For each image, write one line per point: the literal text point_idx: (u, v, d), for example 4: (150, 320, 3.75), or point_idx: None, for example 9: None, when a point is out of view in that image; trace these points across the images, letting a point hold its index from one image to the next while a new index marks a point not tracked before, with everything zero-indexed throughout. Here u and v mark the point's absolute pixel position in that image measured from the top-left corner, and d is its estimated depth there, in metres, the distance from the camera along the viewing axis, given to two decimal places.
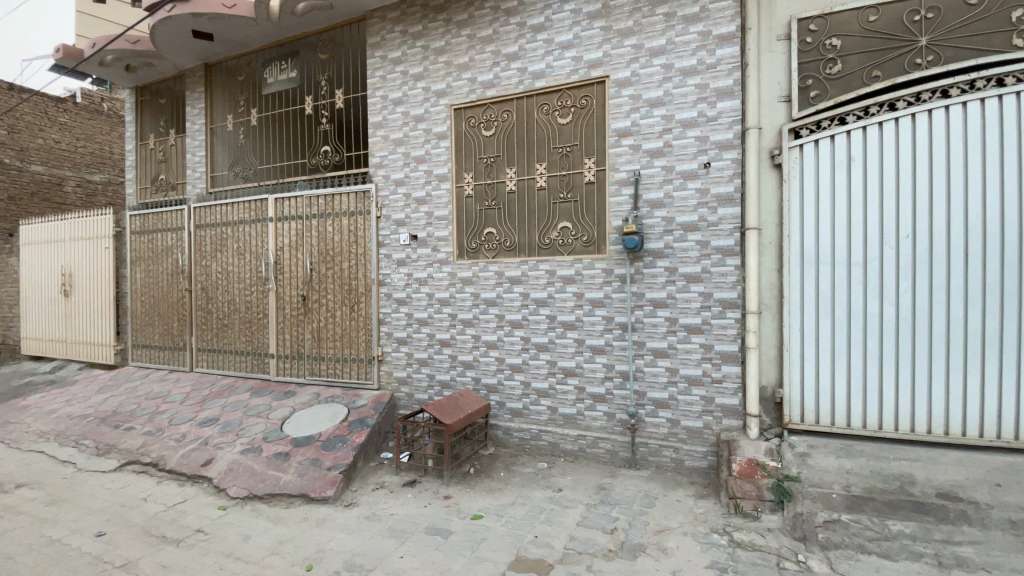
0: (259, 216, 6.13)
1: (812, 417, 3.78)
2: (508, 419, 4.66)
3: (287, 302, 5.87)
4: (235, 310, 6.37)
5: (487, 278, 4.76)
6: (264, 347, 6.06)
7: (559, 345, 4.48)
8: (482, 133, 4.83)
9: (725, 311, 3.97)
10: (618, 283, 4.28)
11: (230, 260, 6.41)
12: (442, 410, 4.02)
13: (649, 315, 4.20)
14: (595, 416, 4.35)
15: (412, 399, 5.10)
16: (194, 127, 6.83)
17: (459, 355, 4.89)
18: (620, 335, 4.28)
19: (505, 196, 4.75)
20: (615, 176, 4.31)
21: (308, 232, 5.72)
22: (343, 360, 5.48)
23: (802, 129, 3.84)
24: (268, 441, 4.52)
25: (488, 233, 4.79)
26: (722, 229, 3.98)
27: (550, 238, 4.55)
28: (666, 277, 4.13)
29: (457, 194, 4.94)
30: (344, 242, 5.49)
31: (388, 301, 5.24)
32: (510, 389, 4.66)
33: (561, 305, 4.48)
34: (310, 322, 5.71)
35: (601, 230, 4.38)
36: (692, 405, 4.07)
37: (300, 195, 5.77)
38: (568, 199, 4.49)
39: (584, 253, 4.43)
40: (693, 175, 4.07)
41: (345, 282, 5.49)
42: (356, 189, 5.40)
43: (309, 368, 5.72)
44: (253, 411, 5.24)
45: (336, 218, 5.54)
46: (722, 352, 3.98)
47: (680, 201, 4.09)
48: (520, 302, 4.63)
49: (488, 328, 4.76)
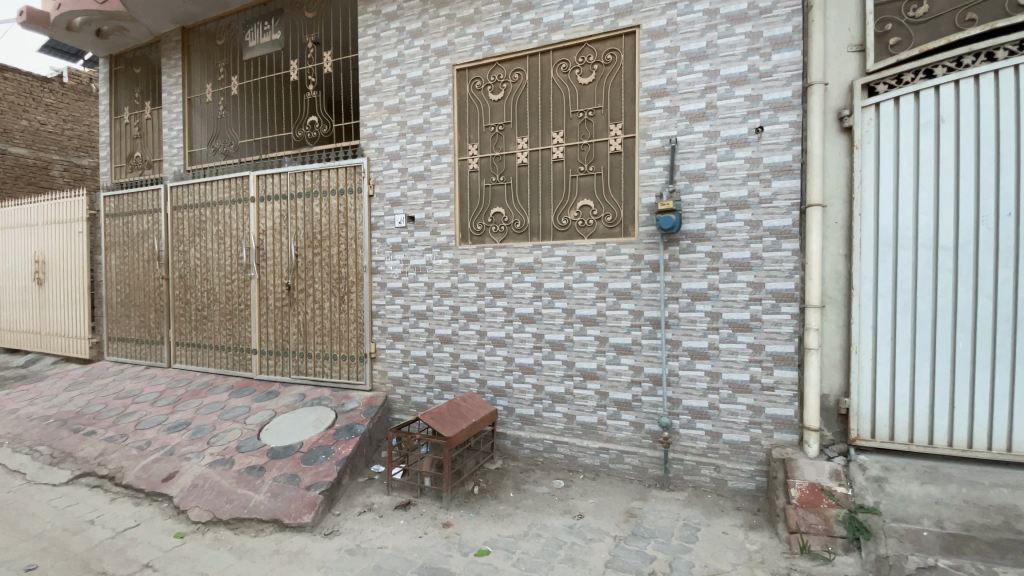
0: (240, 196, 5.50)
1: (886, 433, 3.14)
2: (518, 428, 4.04)
3: (269, 292, 5.24)
4: (215, 300, 5.76)
5: (494, 266, 4.12)
6: (246, 342, 5.45)
7: (578, 344, 3.85)
8: (490, 98, 4.17)
9: (779, 305, 3.33)
10: (649, 271, 3.63)
11: (210, 244, 5.79)
12: (440, 418, 3.36)
13: (686, 309, 3.55)
14: (620, 426, 3.73)
15: (409, 403, 4.49)
16: (171, 99, 6.18)
17: (462, 354, 4.27)
18: (650, 333, 3.64)
19: (515, 170, 4.09)
20: (646, 144, 3.64)
21: (293, 213, 5.08)
22: (331, 357, 4.86)
23: (878, 84, 3.18)
24: (243, 451, 3.93)
25: (496, 213, 4.14)
26: (777, 206, 3.33)
27: (568, 219, 3.90)
28: (708, 265, 3.49)
29: (459, 169, 4.29)
30: (333, 225, 4.85)
31: (382, 291, 4.61)
32: (520, 394, 4.04)
33: (581, 297, 3.84)
34: (295, 315, 5.08)
35: (629, 209, 3.72)
36: (737, 416, 3.44)
37: (284, 172, 5.13)
38: (590, 172, 3.82)
39: (608, 236, 3.78)
40: (741, 142, 3.41)
41: (333, 270, 4.85)
42: (345, 163, 4.75)
43: (294, 366, 5.10)
44: (229, 414, 4.64)
45: (324, 197, 4.90)
46: (775, 354, 3.35)
47: (725, 174, 3.44)
48: (532, 294, 3.99)
49: (495, 324, 4.13)
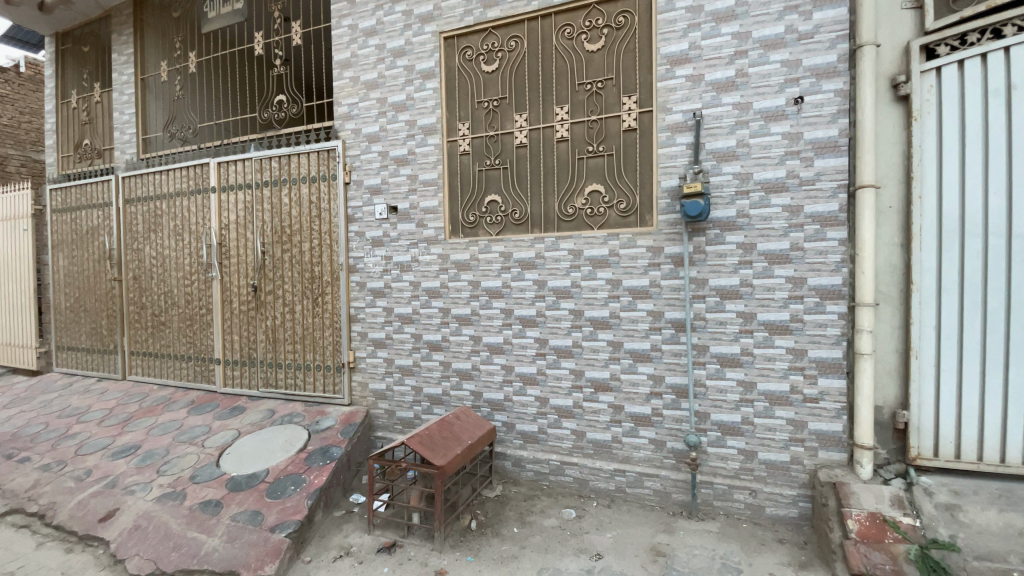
0: (200, 186, 4.89)
1: (951, 451, 2.71)
2: (519, 447, 3.53)
3: (234, 295, 4.65)
4: (173, 305, 5.13)
5: (490, 262, 3.59)
6: (208, 352, 4.85)
7: (588, 351, 3.35)
8: (482, 69, 3.64)
9: (824, 303, 2.88)
10: (670, 266, 3.14)
11: (167, 241, 5.17)
12: (428, 443, 2.83)
13: (714, 309, 3.07)
14: (638, 445, 3.24)
15: (393, 418, 3.95)
16: (122, 79, 5.51)
17: (453, 363, 3.74)
18: (672, 337, 3.15)
19: (512, 152, 3.56)
20: (665, 119, 3.14)
21: (258, 204, 4.48)
22: (305, 368, 4.29)
23: (939, 45, 2.73)
24: (199, 482, 3.35)
25: (491, 202, 3.62)
26: (821, 188, 2.87)
27: (575, 207, 3.38)
28: (740, 257, 3.01)
29: (448, 151, 3.74)
30: (304, 217, 4.27)
31: (361, 292, 4.05)
32: (521, 408, 3.53)
33: (591, 297, 3.34)
34: (263, 320, 4.50)
35: (646, 195, 3.22)
36: (776, 433, 2.98)
37: (249, 158, 4.54)
38: (600, 153, 3.31)
39: (622, 226, 3.27)
40: (778, 115, 2.94)
41: (305, 269, 4.27)
42: (317, 147, 4.17)
43: (262, 377, 4.51)
44: (186, 435, 4.05)
45: (293, 186, 4.32)
46: (819, 360, 2.90)
47: (759, 152, 2.97)
48: (534, 293, 3.48)
49: (491, 329, 3.61)
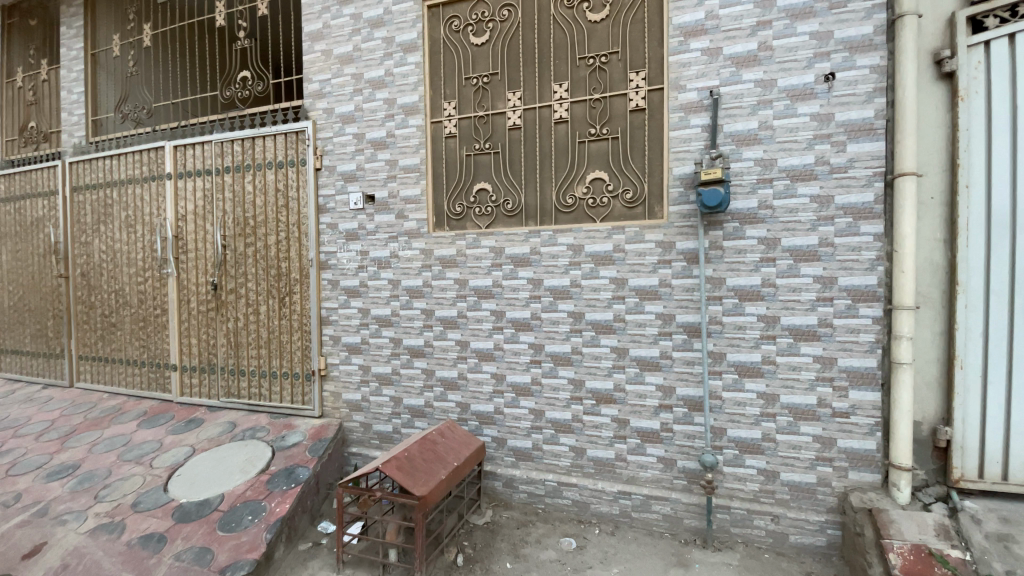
0: (155, 172, 4.40)
1: (998, 472, 2.42)
2: (511, 466, 3.15)
3: (191, 293, 4.18)
4: (125, 304, 4.63)
5: (479, 258, 3.20)
6: (164, 357, 4.37)
7: (589, 358, 2.98)
8: (471, 42, 3.24)
9: (856, 306, 2.56)
10: (683, 263, 2.78)
11: (119, 234, 4.66)
12: (408, 468, 2.44)
13: (732, 312, 2.73)
14: (645, 464, 2.89)
15: (369, 433, 3.54)
16: (71, 54, 4.98)
17: (437, 371, 3.34)
18: (684, 344, 2.80)
19: (505, 135, 3.17)
20: (677, 97, 2.79)
21: (218, 192, 4.02)
22: (271, 375, 3.85)
23: (987, 16, 2.42)
24: (141, 511, 2.91)
25: (480, 191, 3.22)
26: (855, 177, 2.55)
27: (575, 197, 3.01)
28: (762, 254, 2.67)
29: (432, 134, 3.34)
30: (270, 207, 3.82)
31: (334, 291, 3.62)
32: (513, 422, 3.15)
33: (592, 298, 2.97)
34: (224, 322, 4.04)
35: (655, 183, 2.85)
36: (800, 451, 2.66)
37: (209, 141, 4.08)
38: (603, 136, 2.94)
39: (627, 219, 2.91)
40: (806, 94, 2.61)
41: (271, 265, 3.82)
42: (284, 129, 3.73)
43: (223, 385, 4.06)
44: (134, 452, 3.58)
45: (258, 173, 3.87)
46: (850, 370, 2.58)
47: (784, 135, 2.64)
48: (528, 293, 3.10)
49: (480, 333, 3.22)
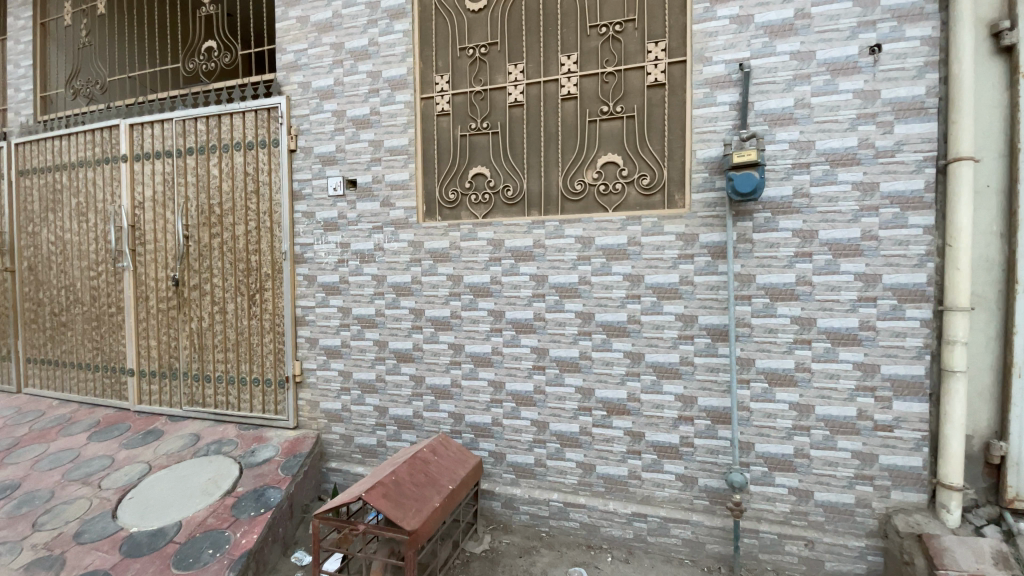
0: (110, 154, 3.94)
1: None
2: (511, 483, 2.83)
3: (150, 290, 3.75)
4: (76, 301, 4.16)
5: (476, 251, 2.85)
6: (121, 361, 3.94)
7: (599, 364, 2.65)
8: (467, 6, 2.86)
9: (902, 307, 2.28)
10: (707, 258, 2.46)
11: (69, 223, 4.18)
12: (395, 496, 2.09)
13: (762, 313, 2.43)
14: (662, 483, 2.59)
15: (351, 446, 3.18)
16: (17, 23, 4.46)
17: (428, 378, 2.99)
18: (708, 349, 2.49)
19: (504, 113, 2.81)
20: (702, 71, 2.47)
21: (179, 176, 3.59)
22: (240, 382, 3.45)
23: None
24: (84, 543, 2.51)
25: (476, 176, 2.87)
26: (903, 162, 2.27)
27: (584, 183, 2.67)
28: (797, 248, 2.38)
29: (423, 112, 2.96)
30: (238, 194, 3.41)
31: (310, 288, 3.24)
32: (514, 435, 2.82)
33: (603, 297, 2.63)
34: (186, 322, 3.62)
35: (675, 168, 2.53)
36: (837, 468, 2.39)
37: (169, 120, 3.64)
38: (616, 114, 2.60)
39: (643, 208, 2.59)
40: (848, 69, 2.32)
41: (239, 258, 3.42)
42: (253, 105, 3.32)
43: (186, 392, 3.64)
44: (82, 469, 3.15)
45: (225, 155, 3.46)
46: (894, 378, 2.31)
47: (823, 115, 2.35)
48: (531, 291, 2.76)
49: (476, 335, 2.88)
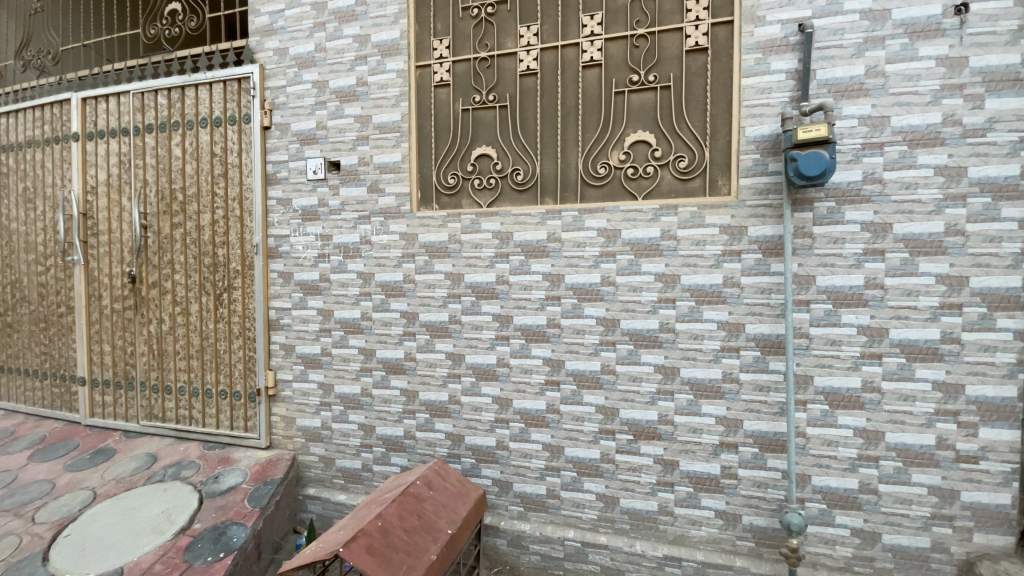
0: (60, 132, 3.47)
1: None
2: (519, 518, 2.41)
3: (104, 287, 3.29)
4: (21, 300, 3.68)
5: (479, 245, 2.43)
6: (72, 368, 3.48)
7: (625, 380, 2.24)
8: None
9: (993, 316, 1.90)
10: (757, 256, 2.07)
11: (15, 211, 3.70)
12: (381, 549, 1.67)
13: (822, 322, 2.05)
14: (699, 520, 2.19)
15: (332, 470, 2.75)
16: None
17: (422, 393, 2.56)
18: (757, 364, 2.09)
19: (514, 83, 2.39)
20: (753, 32, 2.06)
21: (138, 157, 3.13)
22: (205, 393, 3.01)
23: None
24: None
25: (480, 157, 2.46)
26: (996, 142, 1.89)
27: (608, 166, 2.26)
28: (866, 244, 2.00)
29: (418, 82, 2.53)
30: (203, 177, 2.96)
31: (286, 288, 2.80)
32: (522, 462, 2.41)
33: (631, 301, 2.22)
34: (144, 325, 3.16)
35: (719, 149, 2.13)
36: (910, 506, 2.01)
37: (126, 93, 3.19)
38: (648, 85, 2.20)
39: (680, 196, 2.18)
40: (930, 31, 1.93)
41: (204, 251, 2.97)
42: (221, 75, 2.87)
43: (144, 404, 3.19)
44: (15, 497, 2.69)
45: (189, 133, 3.01)
46: (981, 401, 1.93)
47: (900, 86, 1.96)
48: (545, 293, 2.34)
49: (478, 344, 2.46)
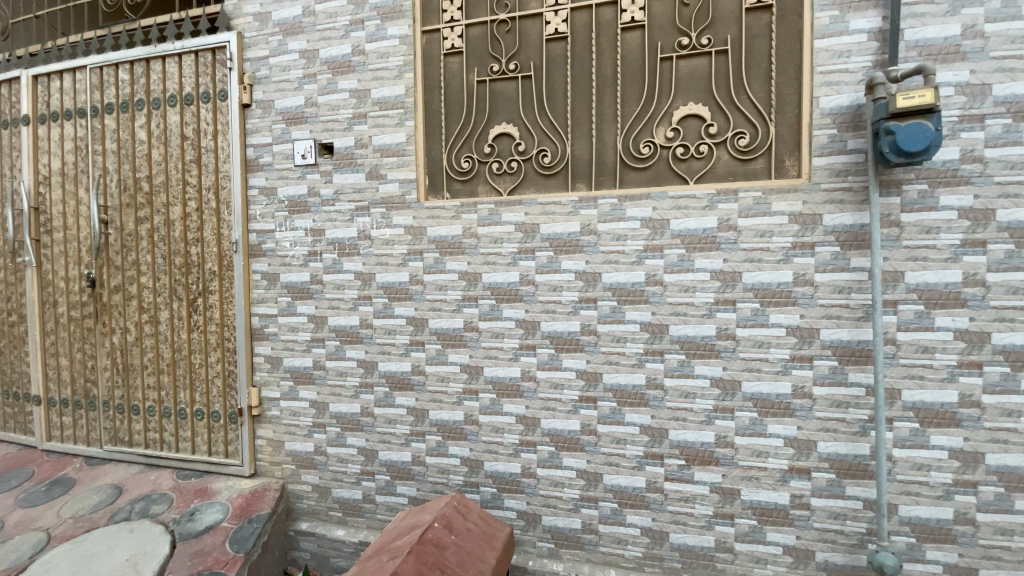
0: (7, 115, 3.03)
1: None
2: (548, 555, 2.08)
3: (60, 292, 2.87)
4: None
5: (499, 240, 2.08)
6: (25, 385, 3.04)
7: (675, 396, 1.92)
8: None
9: None
10: (833, 249, 1.76)
11: None
12: None
13: (911, 326, 1.75)
14: (764, 558, 1.88)
15: (327, 501, 2.39)
16: None
17: (432, 412, 2.21)
18: (835, 376, 1.78)
19: (539, 49, 2.04)
20: None
21: (97, 142, 2.72)
22: (180, 413, 2.62)
23: None
24: None
25: (499, 137, 2.11)
26: None
27: (653, 144, 1.93)
28: (963, 234, 1.70)
29: (425, 50, 2.17)
30: (172, 164, 2.57)
31: (271, 291, 2.42)
32: (552, 491, 2.07)
33: (682, 303, 1.90)
34: (107, 335, 2.75)
35: (786, 123, 1.82)
36: (1014, 540, 1.72)
37: (82, 68, 2.76)
38: (701, 49, 1.87)
39: (739, 179, 1.86)
40: None
41: (175, 249, 2.57)
42: (191, 45, 2.47)
43: (108, 426, 2.78)
44: None
45: (155, 113, 2.61)
46: None
47: (1003, 47, 1.66)
48: (578, 295, 2.00)
49: (499, 355, 2.11)
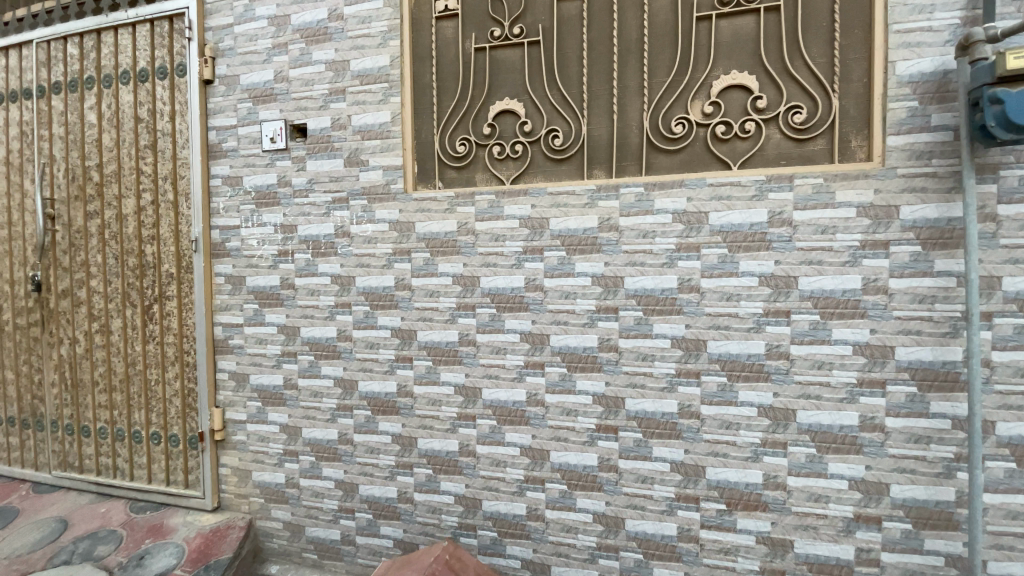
0: None
1: None
2: None
3: (4, 296, 2.54)
4: None
5: (502, 237, 1.75)
6: None
7: (714, 427, 1.59)
8: None
9: None
10: (913, 248, 1.42)
11: None
12: None
13: (1009, 344, 1.42)
14: None
15: (300, 541, 2.05)
16: None
17: (422, 441, 1.88)
18: (914, 405, 1.45)
19: (549, 10, 1.71)
20: None
21: (43, 127, 2.39)
22: (135, 435, 2.29)
23: None
24: None
25: (502, 114, 1.78)
26: None
27: (686, 121, 1.60)
28: None
29: (414, 13, 1.84)
30: (126, 151, 2.24)
31: (236, 297, 2.09)
32: (564, 537, 1.73)
33: (724, 314, 1.57)
34: (55, 346, 2.42)
35: (852, 94, 1.48)
36: None
37: (27, 43, 2.43)
38: (746, 5, 1.54)
39: (793, 163, 1.53)
40: None
41: (128, 248, 2.24)
42: (145, 12, 2.14)
43: (56, 449, 2.45)
44: None
45: (107, 93, 2.28)
46: None
47: None
48: (596, 304, 1.67)
49: (501, 374, 1.78)
